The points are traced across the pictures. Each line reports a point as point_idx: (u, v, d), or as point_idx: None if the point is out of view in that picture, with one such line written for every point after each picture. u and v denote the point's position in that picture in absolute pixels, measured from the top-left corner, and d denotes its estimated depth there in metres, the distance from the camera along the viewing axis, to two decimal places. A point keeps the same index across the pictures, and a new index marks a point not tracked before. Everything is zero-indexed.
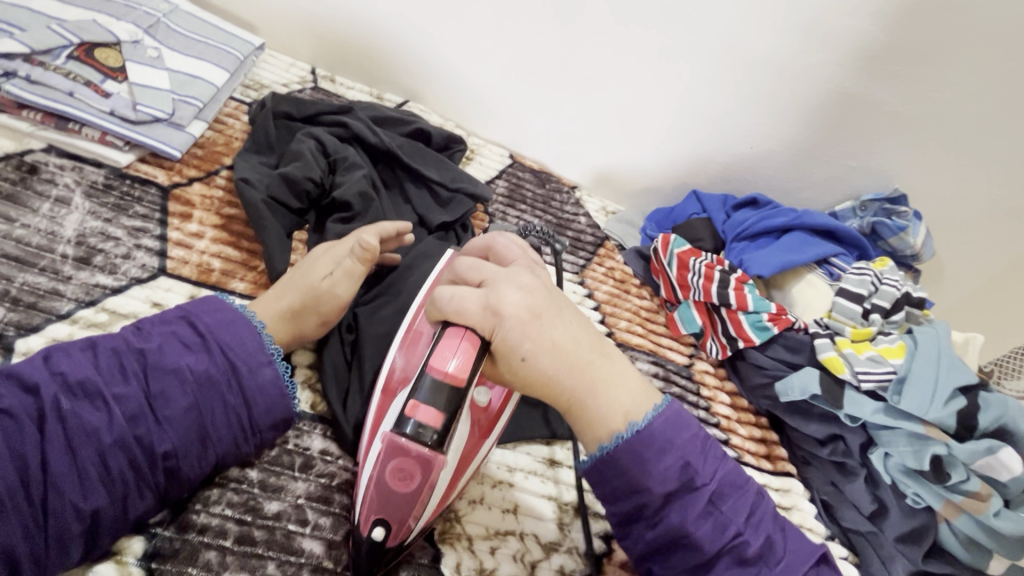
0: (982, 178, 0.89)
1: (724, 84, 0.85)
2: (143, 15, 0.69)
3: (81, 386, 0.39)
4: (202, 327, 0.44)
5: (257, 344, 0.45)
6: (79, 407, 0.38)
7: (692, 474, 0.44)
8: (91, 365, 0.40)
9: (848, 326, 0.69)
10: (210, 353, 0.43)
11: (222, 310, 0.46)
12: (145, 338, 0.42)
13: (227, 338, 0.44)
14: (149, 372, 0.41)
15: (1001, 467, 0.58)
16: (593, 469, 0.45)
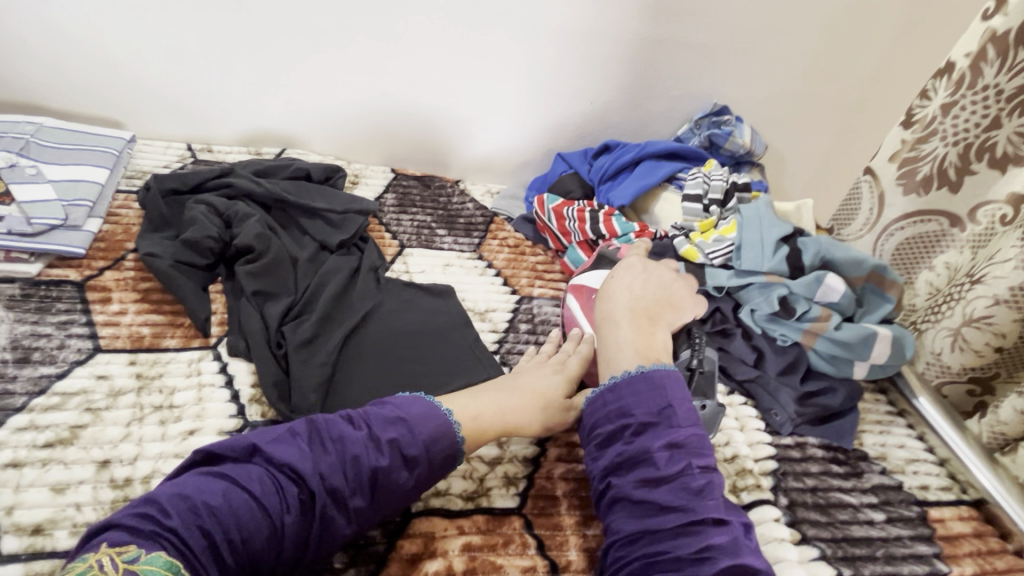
0: (779, 74, 1.07)
1: (549, 58, 0.99)
2: (12, 140, 0.76)
3: (335, 492, 0.46)
4: (419, 437, 0.50)
5: (451, 450, 0.51)
6: (333, 513, 0.45)
7: (684, 448, 0.50)
8: (341, 470, 0.46)
9: (695, 223, 0.84)
10: (417, 464, 0.49)
11: (432, 415, 0.51)
12: (378, 449, 0.48)
13: (438, 450, 0.50)
14: (378, 479, 0.47)
15: (830, 290, 0.73)
16: (604, 409, 0.54)
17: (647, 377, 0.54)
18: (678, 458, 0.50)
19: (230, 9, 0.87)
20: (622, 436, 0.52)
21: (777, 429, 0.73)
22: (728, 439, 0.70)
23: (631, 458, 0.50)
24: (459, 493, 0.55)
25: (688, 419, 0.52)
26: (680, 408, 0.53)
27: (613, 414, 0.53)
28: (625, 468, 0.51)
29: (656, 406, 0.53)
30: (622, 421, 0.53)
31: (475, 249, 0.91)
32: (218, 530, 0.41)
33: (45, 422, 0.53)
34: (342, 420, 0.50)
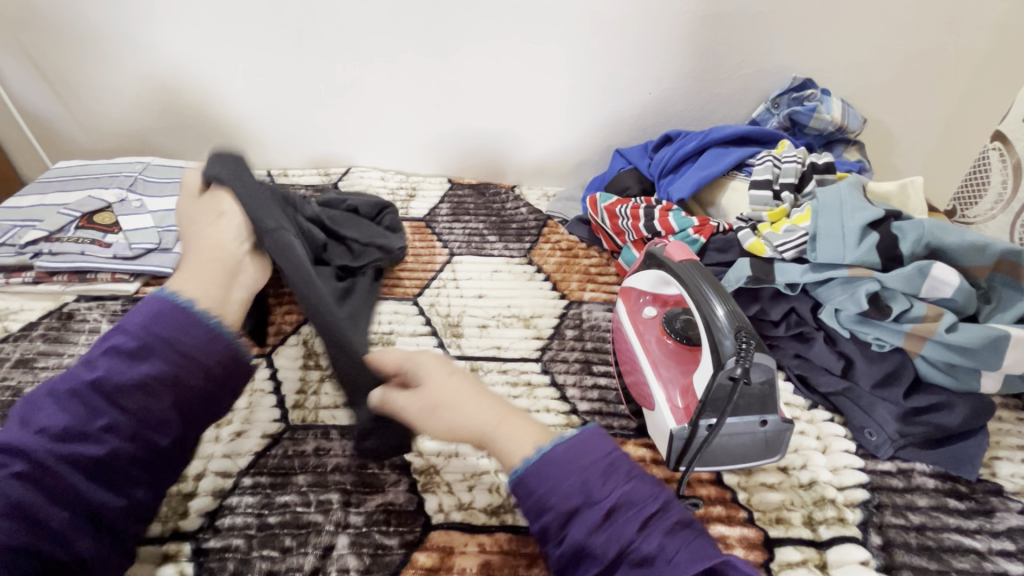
0: (875, 34, 0.92)
1: (599, 50, 0.94)
2: (125, 178, 0.88)
3: (64, 433, 0.40)
4: (141, 333, 0.44)
5: (207, 330, 0.47)
6: (77, 450, 0.40)
7: (621, 520, 0.36)
8: (62, 414, 0.41)
9: (765, 212, 0.73)
10: (163, 355, 0.44)
11: (155, 313, 0.46)
12: (92, 369, 0.43)
13: (160, 327, 0.45)
14: (111, 398, 0.42)
15: (942, 284, 0.60)
16: (524, 506, 0.39)
17: (547, 457, 0.39)
18: (615, 537, 0.36)
19: (293, 42, 0.95)
20: (550, 531, 0.38)
21: (872, 452, 0.61)
22: (805, 461, 0.59)
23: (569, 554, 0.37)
24: (482, 508, 0.53)
25: (608, 481, 0.38)
26: (596, 472, 0.38)
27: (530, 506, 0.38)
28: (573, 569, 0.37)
29: (564, 488, 0.38)
30: (541, 518, 0.38)
31: (525, 253, 0.89)
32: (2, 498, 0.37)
33: None
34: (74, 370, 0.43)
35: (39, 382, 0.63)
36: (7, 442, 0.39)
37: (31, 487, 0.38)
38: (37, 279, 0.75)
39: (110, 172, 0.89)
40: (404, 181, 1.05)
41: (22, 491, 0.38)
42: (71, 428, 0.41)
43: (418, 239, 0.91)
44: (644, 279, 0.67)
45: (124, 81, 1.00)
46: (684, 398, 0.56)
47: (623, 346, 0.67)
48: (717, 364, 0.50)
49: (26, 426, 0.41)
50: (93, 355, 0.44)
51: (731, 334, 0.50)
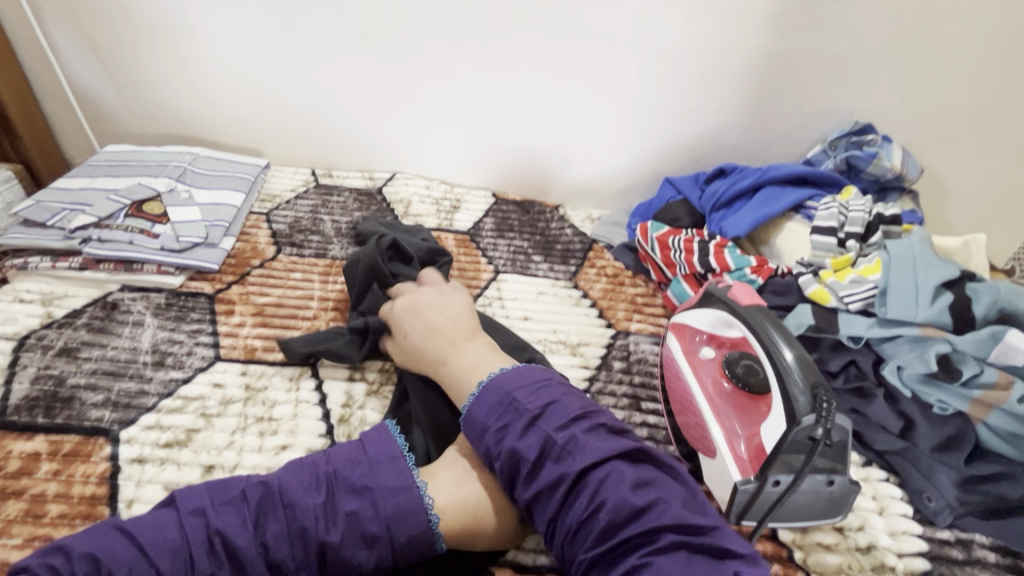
0: (940, 84, 0.90)
1: (659, 78, 0.93)
2: (174, 168, 0.87)
3: (276, 566, 0.42)
4: (384, 515, 0.45)
5: (425, 538, 0.46)
6: None
7: (543, 422, 0.46)
8: (287, 547, 0.42)
9: (828, 259, 0.71)
10: (381, 545, 0.45)
11: (405, 495, 0.47)
12: (331, 524, 0.44)
13: (399, 531, 0.45)
14: (326, 561, 0.43)
15: (1014, 351, 0.58)
16: (479, 435, 0.48)
17: (489, 385, 0.50)
18: (537, 434, 0.45)
19: (353, 44, 0.94)
20: (491, 447, 0.47)
21: (930, 518, 0.59)
22: (863, 523, 0.58)
23: (511, 466, 0.45)
24: (533, 546, 0.52)
25: (532, 396, 0.48)
26: (528, 390, 0.48)
27: (478, 431, 0.49)
28: (515, 477, 0.46)
29: (501, 406, 0.48)
30: (482, 439, 0.48)
31: (570, 277, 0.88)
32: None
33: (168, 423, 0.58)
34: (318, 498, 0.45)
35: (82, 374, 0.62)
36: (237, 536, 0.42)
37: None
38: (82, 265, 0.73)
39: (160, 161, 0.88)
40: (449, 192, 1.04)
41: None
42: (284, 564, 0.42)
43: (463, 253, 0.90)
44: (704, 318, 0.65)
45: (179, 70, 1.00)
46: (750, 449, 0.54)
47: (679, 387, 0.64)
48: (793, 420, 0.48)
49: (257, 530, 0.43)
50: (335, 484, 0.46)
51: (808, 392, 0.49)
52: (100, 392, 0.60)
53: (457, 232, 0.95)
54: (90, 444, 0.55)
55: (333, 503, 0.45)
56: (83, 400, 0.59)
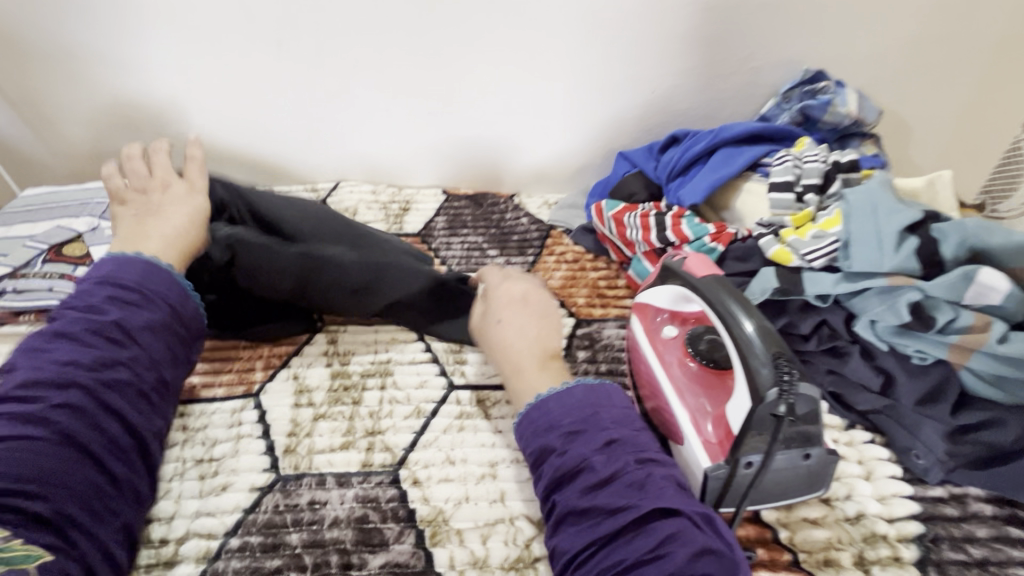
0: (889, 20, 0.86)
1: (598, 49, 0.89)
2: (97, 205, 0.82)
3: (96, 362, 0.48)
4: (131, 284, 0.53)
5: (169, 281, 0.56)
6: (110, 377, 0.48)
7: (621, 448, 0.46)
8: (79, 354, 0.48)
9: (787, 217, 0.67)
10: (150, 303, 0.53)
11: (145, 270, 0.55)
12: (101, 315, 0.50)
13: (154, 284, 0.54)
14: (130, 335, 0.50)
15: (989, 290, 0.55)
16: (532, 427, 0.49)
17: (569, 392, 0.50)
18: (615, 457, 0.45)
19: (273, 51, 0.89)
20: (554, 446, 0.47)
21: (921, 476, 0.56)
22: (850, 491, 0.54)
23: (569, 475, 0.45)
24: (498, 563, 0.48)
25: (618, 422, 0.48)
26: (610, 414, 0.48)
27: (538, 429, 0.49)
28: (565, 480, 0.46)
29: (582, 412, 0.48)
30: (547, 434, 0.48)
31: (529, 268, 0.84)
32: (51, 429, 0.44)
33: None
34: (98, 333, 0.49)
35: None
36: (42, 377, 0.46)
37: (78, 417, 0.45)
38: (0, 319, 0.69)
39: (81, 199, 0.83)
40: (397, 194, 0.99)
41: (71, 416, 0.45)
42: (89, 362, 0.47)
43: None
44: (660, 294, 0.61)
45: (95, 100, 0.94)
46: (716, 433, 0.51)
47: (641, 367, 0.62)
48: (756, 397, 0.45)
49: (40, 368, 0.46)
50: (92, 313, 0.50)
51: (770, 362, 0.45)
52: None
53: (408, 235, 0.91)
54: None
55: (88, 312, 0.51)
56: None
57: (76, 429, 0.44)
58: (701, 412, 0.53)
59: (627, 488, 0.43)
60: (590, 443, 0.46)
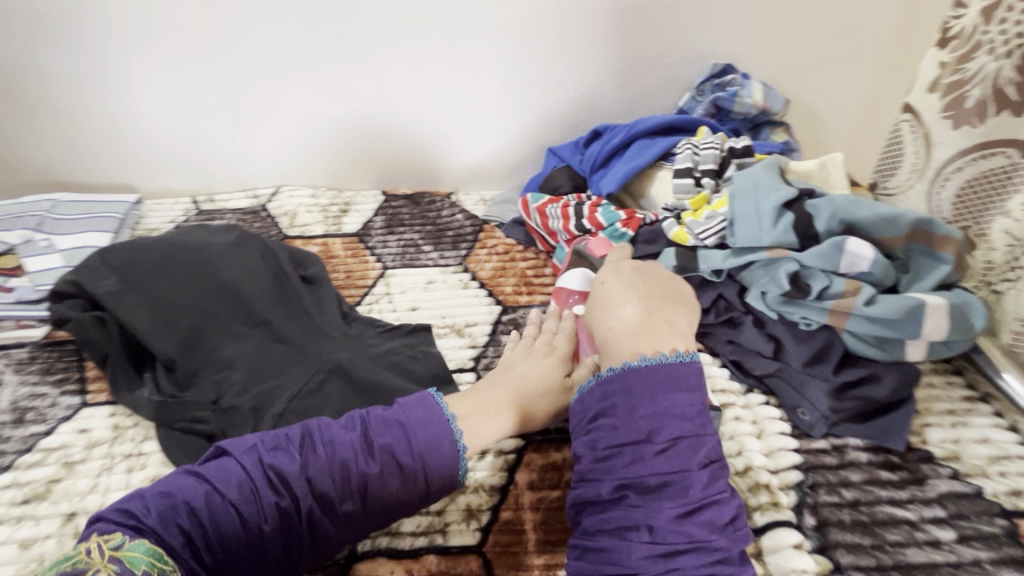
0: (788, 18, 0.93)
1: (522, 50, 0.93)
2: (31, 218, 0.84)
3: (320, 497, 0.45)
4: (413, 433, 0.49)
5: (450, 449, 0.49)
6: (315, 518, 0.45)
7: (690, 444, 0.46)
8: (326, 478, 0.46)
9: (687, 200, 0.72)
10: (410, 473, 0.47)
11: (435, 420, 0.50)
12: (369, 457, 0.47)
13: (432, 460, 0.48)
14: (365, 491, 0.46)
15: (857, 258, 0.60)
16: (611, 399, 0.48)
17: (656, 369, 0.48)
18: (685, 460, 0.45)
19: (204, 62, 0.91)
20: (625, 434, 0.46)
21: (807, 431, 0.61)
22: (740, 447, 0.59)
23: (641, 463, 0.44)
24: (410, 530, 0.51)
25: (687, 415, 0.47)
26: (689, 403, 0.48)
27: (647, 396, 0.47)
28: (632, 464, 0.44)
29: (658, 404, 0.46)
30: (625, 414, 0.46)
31: (461, 261, 0.88)
32: (261, 523, 0.44)
33: (27, 478, 0.56)
34: (360, 453, 0.47)
35: None
36: (288, 473, 0.45)
37: (273, 531, 0.44)
38: None
39: (15, 213, 0.84)
40: (337, 197, 1.02)
41: (281, 521, 0.44)
42: (328, 495, 0.45)
43: (351, 256, 0.89)
44: (569, 279, 0.71)
45: (31, 117, 0.96)
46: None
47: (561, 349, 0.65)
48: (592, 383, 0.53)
49: (303, 465, 0.46)
50: (369, 423, 0.49)
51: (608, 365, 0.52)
52: None
53: (346, 235, 0.94)
54: None
55: (373, 435, 0.48)
56: None
57: (224, 535, 0.43)
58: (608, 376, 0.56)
59: (693, 490, 0.43)
60: (688, 412, 0.47)
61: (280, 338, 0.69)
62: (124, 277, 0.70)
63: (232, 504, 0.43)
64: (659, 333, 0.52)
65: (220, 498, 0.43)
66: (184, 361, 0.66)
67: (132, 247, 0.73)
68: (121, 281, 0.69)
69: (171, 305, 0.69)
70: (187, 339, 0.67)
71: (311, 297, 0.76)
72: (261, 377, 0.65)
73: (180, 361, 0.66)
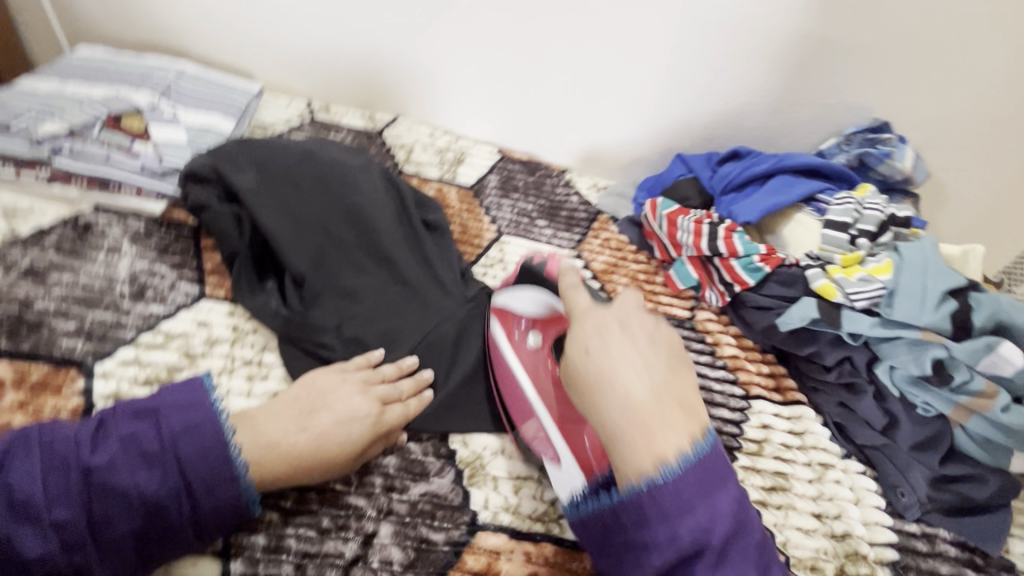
0: (965, 92, 0.89)
1: (689, 47, 0.89)
2: (157, 82, 0.79)
3: (90, 470, 0.40)
4: (169, 423, 0.42)
5: (209, 445, 0.42)
6: (102, 483, 0.40)
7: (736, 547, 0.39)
8: (89, 452, 0.41)
9: (837, 254, 0.71)
10: (165, 467, 0.41)
11: (197, 406, 0.44)
12: (109, 441, 0.41)
13: (187, 444, 0.42)
14: (105, 482, 0.40)
15: (1004, 362, 0.60)
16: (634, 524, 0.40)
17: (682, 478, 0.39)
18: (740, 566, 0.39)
19: None
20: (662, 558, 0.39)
21: (899, 511, 0.62)
22: (840, 511, 0.60)
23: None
24: (528, 513, 0.51)
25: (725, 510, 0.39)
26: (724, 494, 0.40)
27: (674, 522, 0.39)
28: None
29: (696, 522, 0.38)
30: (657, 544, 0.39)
31: (574, 246, 0.86)
32: (38, 491, 0.39)
33: (148, 359, 0.54)
34: (120, 438, 0.41)
35: (51, 299, 0.57)
36: (58, 450, 0.40)
37: (57, 499, 0.39)
38: (51, 177, 0.67)
39: (141, 72, 0.80)
40: (453, 143, 0.99)
41: (57, 494, 0.39)
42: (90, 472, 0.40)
43: (465, 210, 0.87)
44: (523, 300, 0.57)
45: None
46: (591, 446, 0.51)
47: (512, 396, 0.57)
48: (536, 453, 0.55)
49: (86, 444, 0.41)
50: (114, 415, 0.43)
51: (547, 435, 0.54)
52: (71, 319, 0.55)
53: (461, 186, 0.91)
54: (63, 375, 0.51)
55: (107, 428, 0.42)
56: (53, 327, 0.54)
57: (21, 494, 0.38)
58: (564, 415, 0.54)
59: None
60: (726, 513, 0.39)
61: (404, 280, 0.65)
62: (259, 176, 0.67)
63: (24, 472, 0.39)
64: (676, 417, 0.42)
65: (76, 463, 0.40)
66: (309, 279, 0.62)
67: (268, 146, 0.70)
68: (257, 180, 0.66)
69: (304, 218, 0.66)
70: (315, 256, 0.64)
71: (437, 245, 0.71)
72: (383, 317, 0.62)
73: (307, 278, 0.63)
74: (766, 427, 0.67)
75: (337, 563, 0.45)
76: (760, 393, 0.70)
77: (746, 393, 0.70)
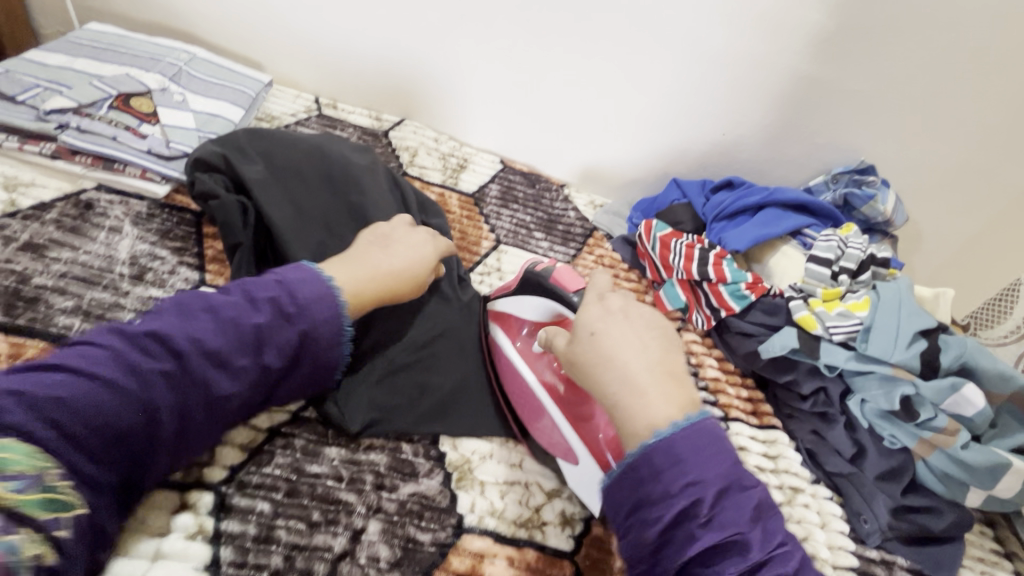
0: (944, 143, 0.94)
1: (692, 78, 0.92)
2: (168, 66, 0.79)
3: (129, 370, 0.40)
4: (199, 319, 0.44)
5: (243, 327, 0.45)
6: (141, 380, 0.40)
7: (721, 504, 0.42)
8: (117, 356, 0.40)
9: (819, 288, 0.75)
10: (207, 352, 0.43)
11: (214, 306, 0.46)
12: (134, 346, 0.41)
13: (223, 333, 0.44)
14: (149, 379, 0.40)
15: (966, 403, 0.63)
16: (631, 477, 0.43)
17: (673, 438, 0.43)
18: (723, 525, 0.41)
19: None
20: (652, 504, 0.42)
21: (862, 537, 0.65)
22: (807, 535, 0.63)
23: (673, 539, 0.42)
24: (512, 519, 0.53)
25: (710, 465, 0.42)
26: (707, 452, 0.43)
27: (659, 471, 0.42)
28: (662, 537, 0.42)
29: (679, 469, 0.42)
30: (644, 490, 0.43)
31: (569, 260, 0.88)
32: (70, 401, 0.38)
33: None
34: (146, 343, 0.42)
35: (49, 275, 0.56)
36: (79, 366, 0.39)
37: (95, 399, 0.38)
38: (55, 152, 0.67)
39: (152, 54, 0.80)
40: (456, 150, 1.00)
41: (91, 403, 0.38)
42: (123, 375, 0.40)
43: (465, 217, 0.88)
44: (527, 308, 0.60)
45: None
46: (607, 442, 0.53)
47: (511, 381, 0.61)
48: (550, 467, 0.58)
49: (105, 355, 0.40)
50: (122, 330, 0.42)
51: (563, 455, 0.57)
52: (69, 297, 0.55)
53: (462, 193, 0.92)
54: (58, 352, 0.51)
55: (121, 337, 0.42)
56: (50, 304, 0.54)
57: (51, 407, 0.37)
58: (572, 409, 0.56)
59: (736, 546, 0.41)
60: (714, 469, 0.42)
61: None
62: (266, 166, 0.68)
63: (47, 384, 0.38)
64: (668, 388, 0.46)
65: (104, 369, 0.39)
66: None
67: (275, 136, 0.70)
68: (264, 170, 0.67)
69: (309, 212, 0.67)
70: (318, 250, 0.65)
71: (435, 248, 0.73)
72: None
73: None
74: (742, 449, 0.70)
75: (326, 556, 0.45)
76: (738, 415, 0.73)
77: (725, 415, 0.73)
